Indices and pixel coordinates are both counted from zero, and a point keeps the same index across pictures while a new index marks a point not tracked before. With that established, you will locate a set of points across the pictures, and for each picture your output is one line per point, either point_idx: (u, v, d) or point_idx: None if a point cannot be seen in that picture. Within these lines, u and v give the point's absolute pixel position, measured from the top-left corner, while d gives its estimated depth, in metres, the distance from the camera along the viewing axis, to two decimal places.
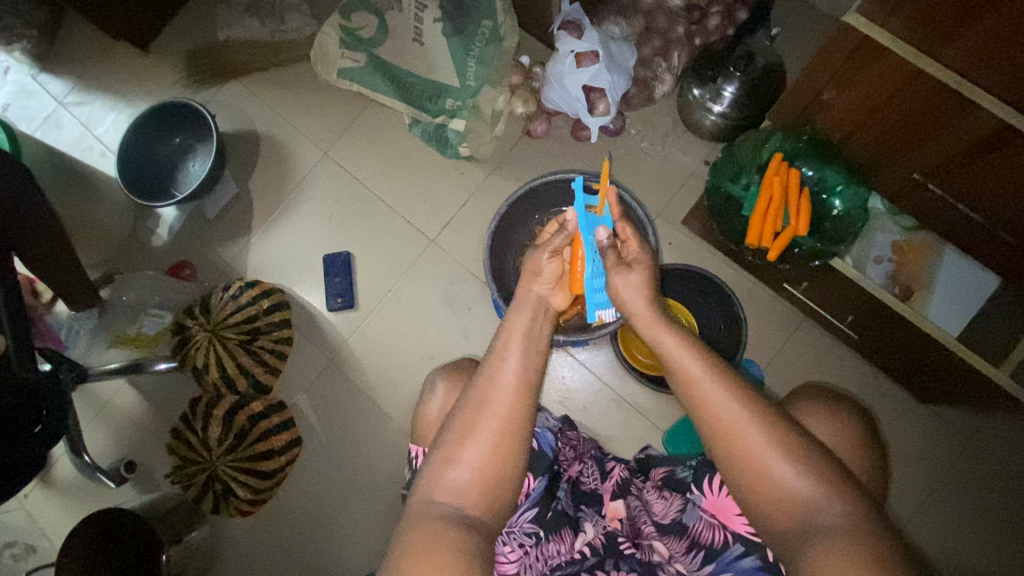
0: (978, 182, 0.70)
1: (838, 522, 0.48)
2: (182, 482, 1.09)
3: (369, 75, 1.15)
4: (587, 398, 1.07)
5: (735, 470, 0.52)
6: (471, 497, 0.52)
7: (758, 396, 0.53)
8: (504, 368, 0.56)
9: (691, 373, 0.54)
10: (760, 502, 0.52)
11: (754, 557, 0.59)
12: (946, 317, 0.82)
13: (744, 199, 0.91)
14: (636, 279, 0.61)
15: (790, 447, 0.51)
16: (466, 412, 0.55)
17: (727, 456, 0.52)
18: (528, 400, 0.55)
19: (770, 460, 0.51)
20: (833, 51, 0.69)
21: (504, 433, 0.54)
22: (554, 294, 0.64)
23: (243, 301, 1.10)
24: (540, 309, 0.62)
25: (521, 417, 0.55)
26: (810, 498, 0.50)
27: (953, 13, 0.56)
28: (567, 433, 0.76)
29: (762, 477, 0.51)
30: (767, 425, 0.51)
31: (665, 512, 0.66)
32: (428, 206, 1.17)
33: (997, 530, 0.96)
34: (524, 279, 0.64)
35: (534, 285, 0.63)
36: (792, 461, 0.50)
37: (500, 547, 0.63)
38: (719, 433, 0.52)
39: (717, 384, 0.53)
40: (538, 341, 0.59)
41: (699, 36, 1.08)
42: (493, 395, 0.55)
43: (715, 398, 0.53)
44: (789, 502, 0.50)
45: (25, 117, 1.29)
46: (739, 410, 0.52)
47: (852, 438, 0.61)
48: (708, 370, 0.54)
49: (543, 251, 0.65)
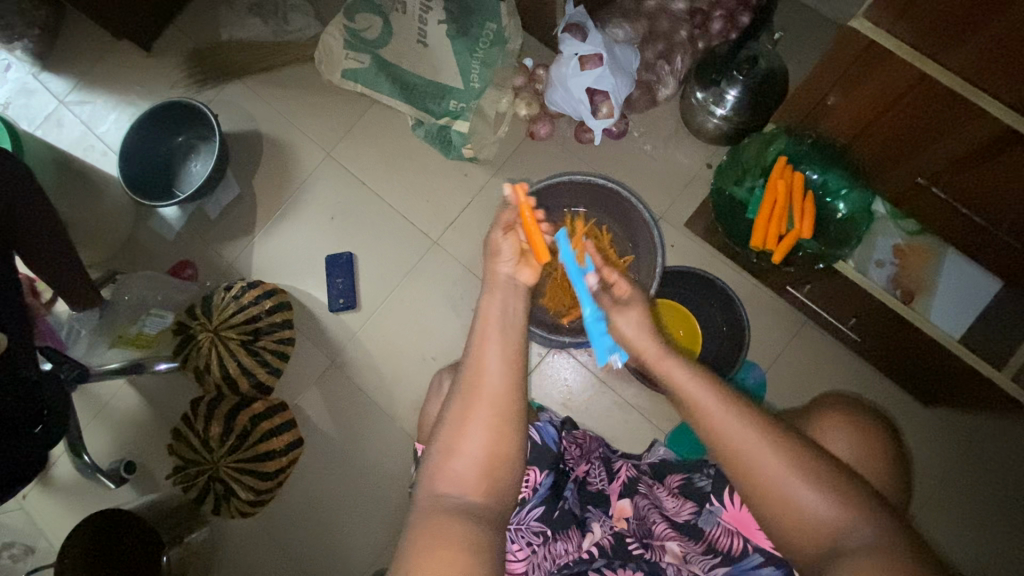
0: (981, 186, 0.71)
1: (867, 542, 0.48)
2: (182, 482, 1.08)
3: (372, 76, 1.16)
4: (589, 400, 1.07)
5: (752, 497, 0.53)
6: (473, 483, 0.52)
7: (773, 424, 0.53)
8: (488, 354, 0.57)
9: (709, 411, 0.54)
10: (782, 523, 0.52)
11: (773, 568, 0.60)
12: (947, 320, 0.83)
13: (748, 202, 0.92)
14: (634, 317, 0.61)
15: (808, 471, 0.51)
16: (457, 402, 0.55)
17: (751, 489, 0.52)
18: (516, 386, 0.55)
19: (791, 488, 0.51)
20: (838, 55, 0.69)
21: (497, 418, 0.54)
22: (520, 270, 0.63)
23: (245, 301, 1.09)
24: (510, 288, 0.62)
25: (513, 400, 0.55)
26: (836, 519, 0.50)
27: (958, 18, 0.57)
28: (573, 433, 0.77)
29: (784, 504, 0.51)
30: (789, 457, 0.52)
31: (677, 511, 0.67)
32: (431, 207, 1.17)
33: (995, 529, 0.97)
34: (486, 262, 0.63)
35: (497, 265, 0.63)
36: (812, 485, 0.51)
37: (508, 546, 0.63)
38: (741, 467, 0.52)
39: (725, 409, 0.54)
40: (513, 320, 0.59)
41: (701, 40, 1.10)
42: (481, 381, 0.55)
43: (723, 421, 0.53)
44: (813, 526, 0.50)
45: (26, 116, 1.29)
46: (758, 441, 0.52)
47: (878, 449, 0.61)
48: (725, 407, 0.54)
49: (497, 230, 0.64)
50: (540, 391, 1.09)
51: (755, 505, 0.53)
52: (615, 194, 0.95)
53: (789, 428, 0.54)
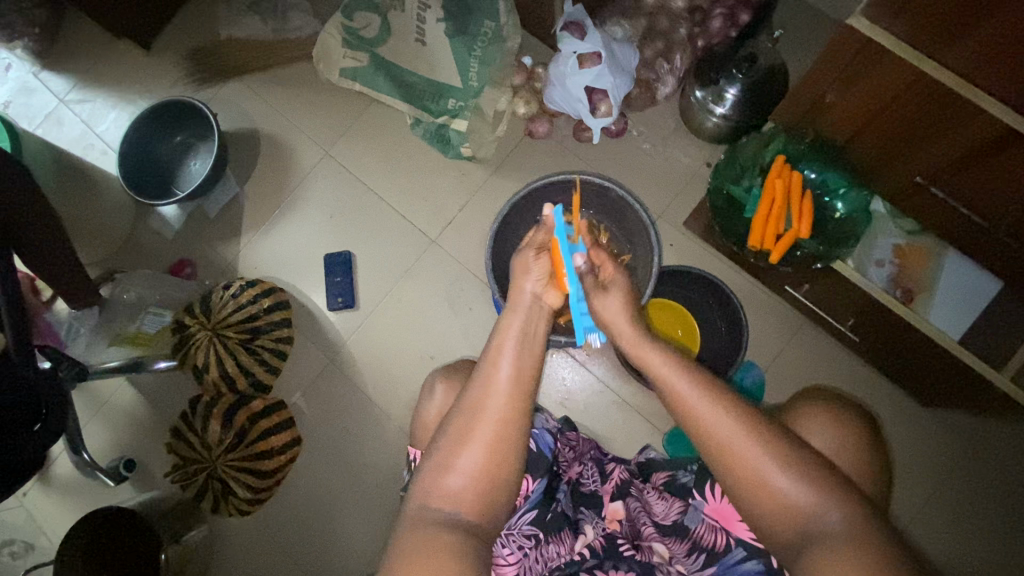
0: (979, 185, 0.70)
1: (836, 526, 0.48)
2: (180, 479, 1.09)
3: (370, 74, 1.16)
4: (587, 399, 1.07)
5: (727, 480, 0.52)
6: (467, 501, 0.52)
7: (748, 406, 0.53)
8: (498, 372, 0.56)
9: (681, 391, 0.54)
10: (757, 507, 0.51)
11: (755, 562, 0.59)
12: (945, 321, 0.82)
13: (746, 201, 0.91)
14: (616, 302, 0.63)
15: (782, 454, 0.51)
16: (459, 418, 0.54)
17: (726, 471, 0.52)
18: (523, 407, 0.54)
19: (767, 471, 0.51)
20: (836, 53, 0.69)
21: (499, 439, 0.53)
22: (547, 291, 0.62)
23: (243, 301, 1.10)
24: (535, 310, 0.61)
25: (515, 424, 0.54)
26: (809, 504, 0.50)
27: (957, 16, 0.56)
28: (568, 434, 0.76)
29: (759, 488, 0.51)
30: (762, 438, 0.51)
31: (666, 515, 0.66)
32: (428, 206, 1.17)
33: (995, 529, 0.97)
34: (514, 277, 0.63)
35: (523, 282, 0.62)
36: (787, 470, 0.50)
37: (499, 550, 0.63)
38: (716, 449, 0.52)
39: (709, 403, 0.53)
40: (532, 341, 0.58)
41: (701, 37, 1.08)
42: (486, 401, 0.54)
43: (707, 415, 0.53)
44: (786, 510, 0.50)
45: (26, 115, 1.29)
46: (730, 422, 0.52)
47: (858, 440, 0.61)
48: (697, 387, 0.54)
49: (529, 250, 0.65)
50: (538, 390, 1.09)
51: (739, 497, 0.52)
52: (616, 195, 0.94)
53: (776, 424, 0.53)
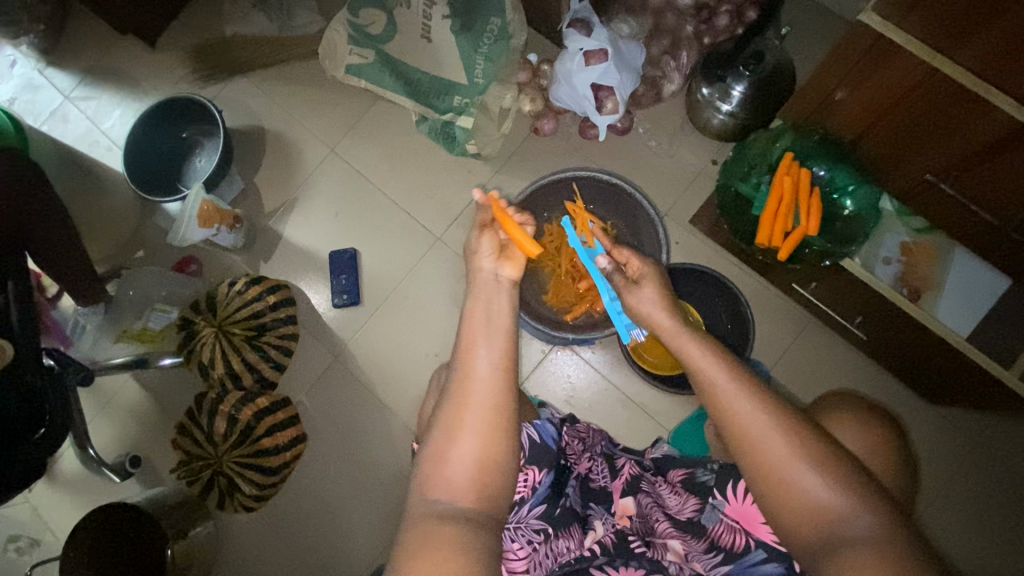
0: (990, 180, 0.70)
1: (867, 532, 0.48)
2: (186, 477, 1.06)
3: (377, 72, 1.16)
4: (593, 396, 1.07)
5: (758, 484, 0.52)
6: (464, 491, 0.52)
7: (783, 404, 0.53)
8: (476, 359, 0.57)
9: (717, 386, 0.54)
10: (779, 511, 0.51)
11: (776, 564, 0.59)
12: (954, 318, 0.82)
13: (754, 198, 0.90)
14: (650, 293, 0.62)
15: (814, 455, 0.51)
16: (448, 406, 0.55)
17: (760, 479, 0.52)
18: (506, 388, 0.55)
19: (796, 474, 0.50)
20: (847, 49, 0.68)
21: (487, 425, 0.54)
22: (502, 266, 0.65)
23: (249, 297, 1.08)
24: (493, 286, 0.63)
25: (504, 405, 0.55)
26: (832, 507, 0.50)
27: (968, 12, 0.56)
28: (577, 426, 0.75)
29: (786, 489, 0.51)
30: (792, 437, 0.51)
31: (680, 509, 0.67)
32: (435, 204, 1.17)
33: (999, 532, 0.96)
34: (469, 261, 0.66)
35: (480, 263, 0.65)
36: (817, 474, 0.50)
37: (507, 544, 0.62)
38: (745, 448, 0.52)
39: (740, 395, 0.53)
40: (497, 320, 0.60)
41: (707, 35, 1.08)
42: (469, 387, 0.55)
43: (740, 409, 0.52)
44: (810, 510, 0.50)
45: (31, 111, 1.29)
46: (764, 419, 0.52)
47: (890, 448, 0.61)
48: (733, 383, 0.53)
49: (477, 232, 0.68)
50: (543, 387, 1.09)
51: (758, 491, 0.52)
52: (619, 191, 0.96)
53: (805, 418, 0.53)
